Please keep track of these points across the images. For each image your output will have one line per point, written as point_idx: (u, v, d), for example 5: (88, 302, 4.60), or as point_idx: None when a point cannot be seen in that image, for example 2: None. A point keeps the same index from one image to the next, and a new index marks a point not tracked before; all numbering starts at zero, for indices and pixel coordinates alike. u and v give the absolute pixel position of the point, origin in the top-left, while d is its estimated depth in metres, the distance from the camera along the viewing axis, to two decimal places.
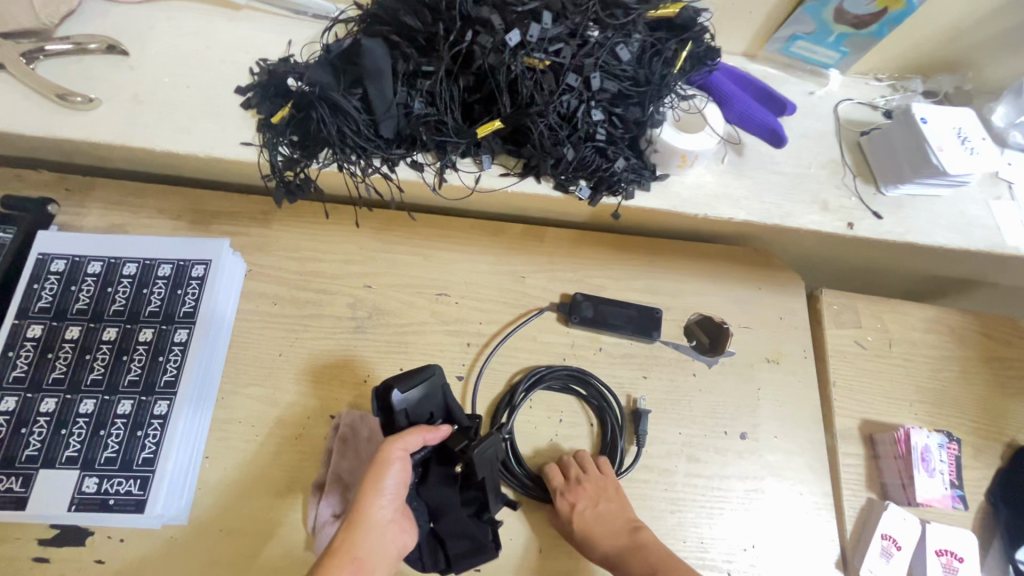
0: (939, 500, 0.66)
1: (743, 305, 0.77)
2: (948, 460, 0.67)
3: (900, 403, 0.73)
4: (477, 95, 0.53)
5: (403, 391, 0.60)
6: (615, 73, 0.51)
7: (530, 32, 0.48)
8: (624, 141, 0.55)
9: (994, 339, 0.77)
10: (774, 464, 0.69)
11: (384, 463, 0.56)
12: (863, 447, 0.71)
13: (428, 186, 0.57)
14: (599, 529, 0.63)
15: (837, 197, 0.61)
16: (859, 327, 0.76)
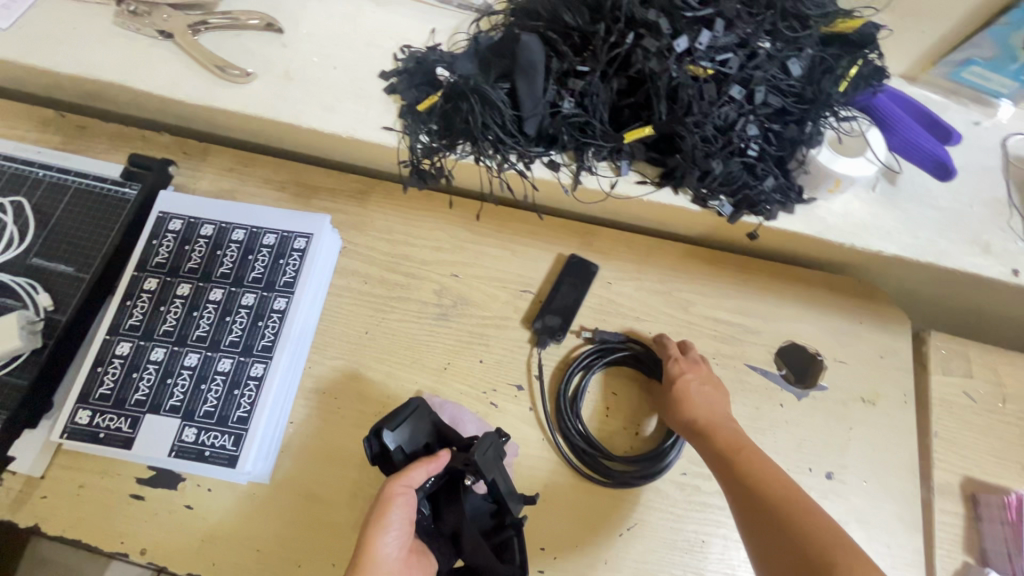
0: None
1: (841, 339, 0.73)
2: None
3: (1010, 465, 0.67)
4: (629, 100, 0.53)
5: (391, 428, 0.60)
6: (780, 88, 0.51)
7: (700, 39, 0.49)
8: (774, 159, 0.54)
9: None
10: (860, 510, 0.65)
11: (388, 501, 0.56)
12: (962, 506, 0.66)
13: (562, 186, 0.58)
14: (692, 401, 0.65)
15: (1000, 240, 0.58)
16: (970, 376, 0.71)
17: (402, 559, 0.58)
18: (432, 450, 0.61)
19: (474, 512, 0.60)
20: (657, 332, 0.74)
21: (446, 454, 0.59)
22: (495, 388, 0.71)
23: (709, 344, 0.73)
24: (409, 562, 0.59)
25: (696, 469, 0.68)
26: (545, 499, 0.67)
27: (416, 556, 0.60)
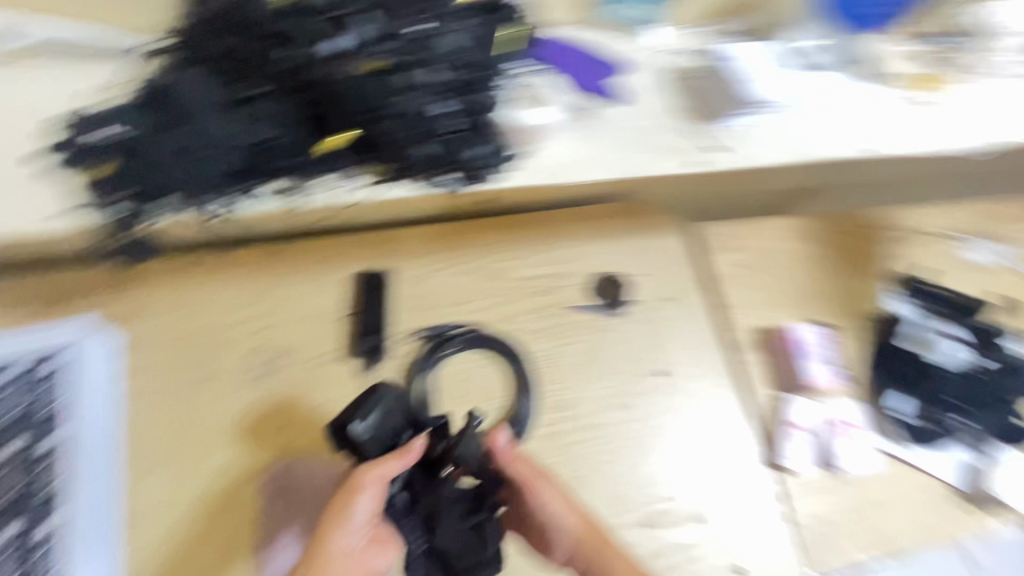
0: (824, 377, 0.76)
1: (637, 254, 0.81)
2: (826, 347, 0.78)
3: (782, 308, 0.82)
4: (316, 114, 0.62)
5: (362, 421, 0.60)
6: (442, 63, 0.59)
7: (354, 43, 0.58)
8: (464, 125, 0.63)
9: (852, 233, 0.87)
10: (692, 391, 0.76)
11: (357, 490, 0.57)
12: (762, 353, 0.79)
13: (284, 205, 0.65)
14: (567, 521, 0.62)
15: (679, 139, 0.69)
16: (737, 249, 0.84)
17: (359, 546, 0.58)
18: (404, 436, 0.62)
19: (451, 501, 0.60)
20: (484, 308, 0.76)
21: (422, 442, 0.59)
22: None
23: (532, 301, 0.77)
24: (369, 548, 0.58)
25: (556, 415, 0.73)
26: None
27: (377, 542, 0.59)
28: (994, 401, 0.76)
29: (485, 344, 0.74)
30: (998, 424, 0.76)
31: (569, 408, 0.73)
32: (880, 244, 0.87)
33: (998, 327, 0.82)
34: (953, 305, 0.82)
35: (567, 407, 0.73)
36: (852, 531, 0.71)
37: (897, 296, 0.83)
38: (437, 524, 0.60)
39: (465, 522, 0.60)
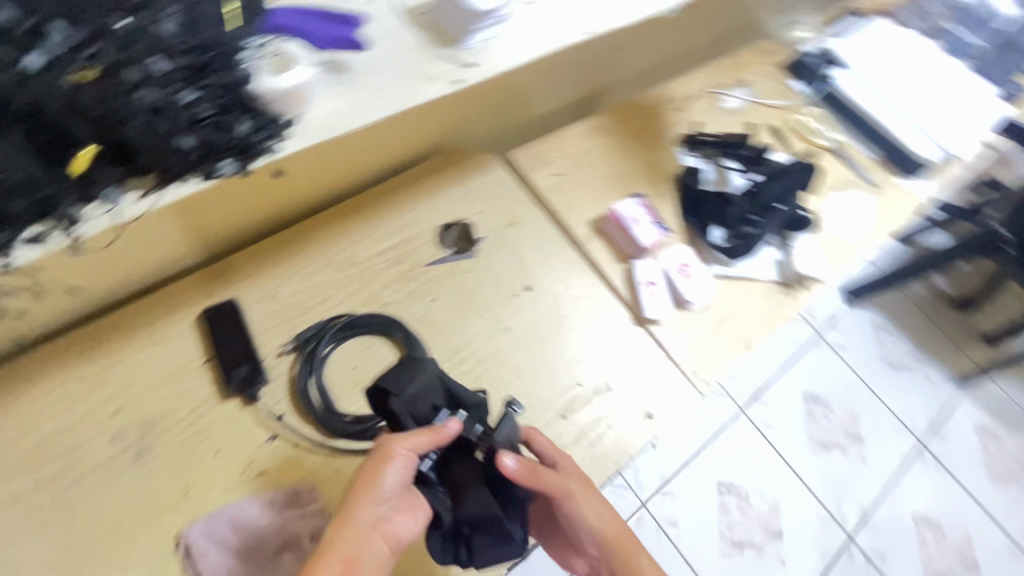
0: (657, 237, 0.87)
1: (465, 197, 0.87)
2: (645, 210, 0.89)
3: (602, 195, 0.92)
4: (46, 138, 0.51)
5: (399, 395, 0.61)
6: (166, 50, 0.54)
7: (54, 44, 0.50)
8: (230, 104, 0.57)
9: (627, 118, 1.02)
10: (559, 291, 0.83)
11: (387, 457, 0.58)
12: (602, 237, 0.89)
13: (63, 250, 0.55)
14: (596, 517, 0.63)
15: (435, 65, 0.68)
16: (548, 162, 0.94)
17: (386, 513, 0.56)
18: (440, 413, 0.63)
19: (473, 474, 0.62)
20: (345, 297, 0.77)
21: (454, 426, 0.60)
22: (252, 458, 0.66)
23: (389, 273, 0.80)
24: (397, 508, 0.57)
25: (452, 362, 0.76)
26: None
27: (405, 508, 0.58)
28: (775, 199, 0.92)
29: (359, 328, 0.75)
30: (783, 215, 0.92)
31: (461, 350, 0.77)
32: (650, 119, 1.03)
33: (756, 148, 1.01)
34: (720, 146, 1.00)
35: (459, 351, 0.77)
36: (722, 345, 0.84)
37: (683, 154, 1.00)
38: (461, 497, 0.61)
39: (489, 496, 0.61)
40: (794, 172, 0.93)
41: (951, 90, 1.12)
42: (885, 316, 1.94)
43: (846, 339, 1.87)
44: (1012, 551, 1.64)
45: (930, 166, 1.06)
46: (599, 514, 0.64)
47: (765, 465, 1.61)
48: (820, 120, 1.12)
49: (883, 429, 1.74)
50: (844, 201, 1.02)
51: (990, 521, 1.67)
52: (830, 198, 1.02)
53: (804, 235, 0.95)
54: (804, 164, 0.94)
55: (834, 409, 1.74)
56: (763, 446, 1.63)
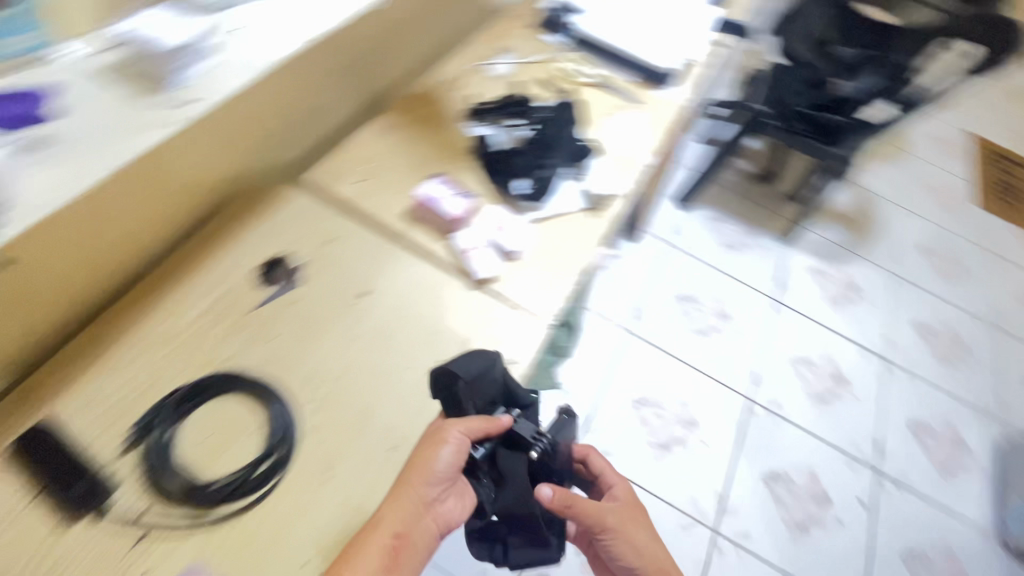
0: (464, 205, 0.92)
1: (273, 234, 0.88)
2: (448, 186, 0.93)
3: (407, 185, 0.96)
4: None
5: (465, 379, 0.70)
6: None
7: None
8: None
9: (405, 112, 1.08)
10: (394, 285, 0.86)
11: (441, 440, 0.67)
12: (420, 222, 0.93)
13: None
14: (626, 544, 0.75)
15: (151, 109, 0.69)
16: (345, 173, 0.96)
17: (432, 497, 0.67)
18: (496, 404, 0.74)
19: (513, 467, 0.70)
20: (174, 370, 0.74)
21: (508, 419, 0.71)
22: (122, 568, 0.61)
23: (215, 330, 0.78)
24: (445, 492, 0.68)
25: (310, 386, 0.75)
26: (265, 542, 0.65)
27: (456, 493, 0.70)
28: (556, 139, 1.05)
29: (200, 395, 0.72)
30: (569, 147, 1.06)
31: (316, 373, 0.76)
32: (427, 107, 1.10)
33: (523, 103, 1.11)
34: (496, 109, 1.09)
35: (314, 375, 0.76)
36: (556, 277, 0.92)
37: (470, 128, 1.07)
38: (505, 486, 0.70)
39: (529, 488, 0.70)
40: (561, 115, 1.09)
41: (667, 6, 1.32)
42: (712, 208, 2.23)
43: (691, 238, 2.12)
44: (865, 353, 1.98)
45: (674, 70, 1.23)
46: (646, 549, 0.75)
47: (664, 369, 1.78)
48: (578, 62, 1.26)
49: (743, 299, 2.01)
50: (619, 124, 1.18)
51: (842, 338, 2.00)
52: (605, 125, 1.16)
53: (593, 161, 1.08)
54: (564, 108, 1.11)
55: (702, 299, 1.96)
56: (657, 354, 1.81)
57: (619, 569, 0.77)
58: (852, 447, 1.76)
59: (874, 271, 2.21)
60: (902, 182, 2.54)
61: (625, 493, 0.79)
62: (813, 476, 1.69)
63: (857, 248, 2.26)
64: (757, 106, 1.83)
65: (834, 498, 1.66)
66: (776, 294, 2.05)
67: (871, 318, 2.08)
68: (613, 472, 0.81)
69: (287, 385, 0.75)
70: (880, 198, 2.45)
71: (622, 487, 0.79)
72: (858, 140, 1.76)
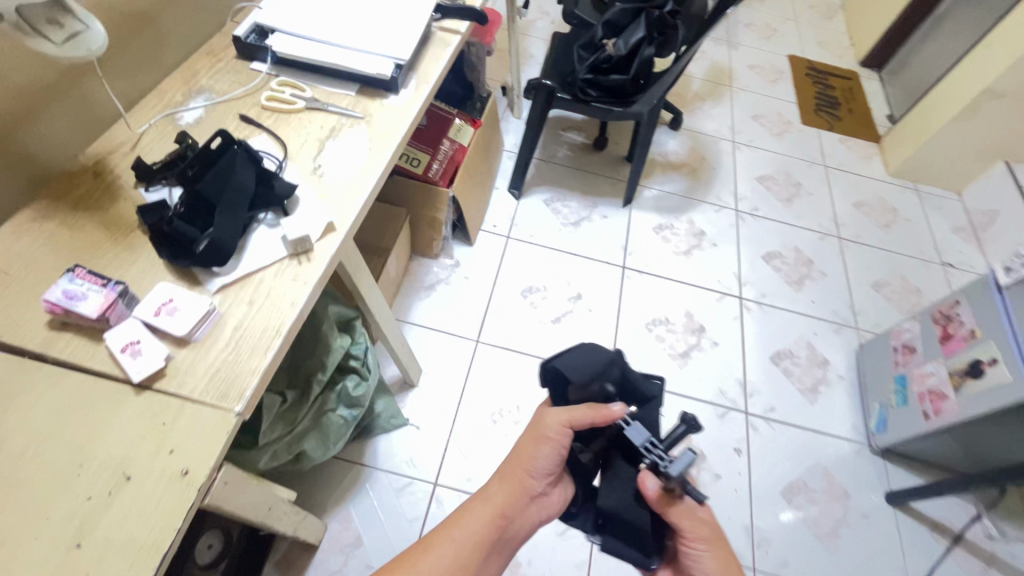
0: (106, 302, 0.76)
1: None
2: (85, 278, 0.77)
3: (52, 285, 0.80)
4: None
5: (571, 370, 0.92)
6: None
7: None
8: None
9: (63, 193, 0.91)
10: (29, 420, 0.70)
11: (544, 439, 0.89)
12: (71, 329, 0.77)
13: None
14: (709, 550, 0.85)
15: None
16: None
17: (543, 485, 0.91)
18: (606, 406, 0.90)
19: (625, 471, 0.89)
20: None
21: (618, 409, 0.86)
22: None
23: None
24: (558, 483, 0.93)
25: None
26: None
27: (565, 480, 0.94)
28: (221, 184, 0.86)
29: None
30: (244, 187, 0.87)
31: None
32: (94, 180, 0.93)
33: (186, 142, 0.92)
34: (164, 170, 0.91)
35: None
36: (250, 349, 0.80)
37: (146, 194, 0.92)
38: (609, 476, 0.89)
39: (630, 491, 0.87)
40: (223, 149, 0.88)
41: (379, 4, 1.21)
42: (551, 188, 2.17)
43: (533, 226, 2.05)
44: (721, 298, 1.97)
45: (393, 74, 1.12)
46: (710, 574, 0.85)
47: (520, 371, 1.71)
48: (291, 85, 1.13)
49: (592, 275, 1.96)
50: (341, 146, 1.06)
51: (695, 288, 1.98)
52: (324, 151, 1.04)
53: (302, 197, 0.96)
54: (224, 136, 0.88)
55: (552, 288, 1.90)
56: (510, 357, 1.73)
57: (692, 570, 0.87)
58: (720, 396, 1.75)
59: (719, 212, 2.22)
60: (734, 118, 2.58)
61: (725, 542, 0.86)
62: (686, 439, 1.66)
63: (698, 194, 2.26)
64: (546, 81, 1.74)
65: (708, 454, 1.64)
66: (624, 261, 2.01)
67: (723, 260, 2.08)
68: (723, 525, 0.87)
69: None
70: (714, 139, 2.48)
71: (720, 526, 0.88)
72: (650, 94, 1.71)
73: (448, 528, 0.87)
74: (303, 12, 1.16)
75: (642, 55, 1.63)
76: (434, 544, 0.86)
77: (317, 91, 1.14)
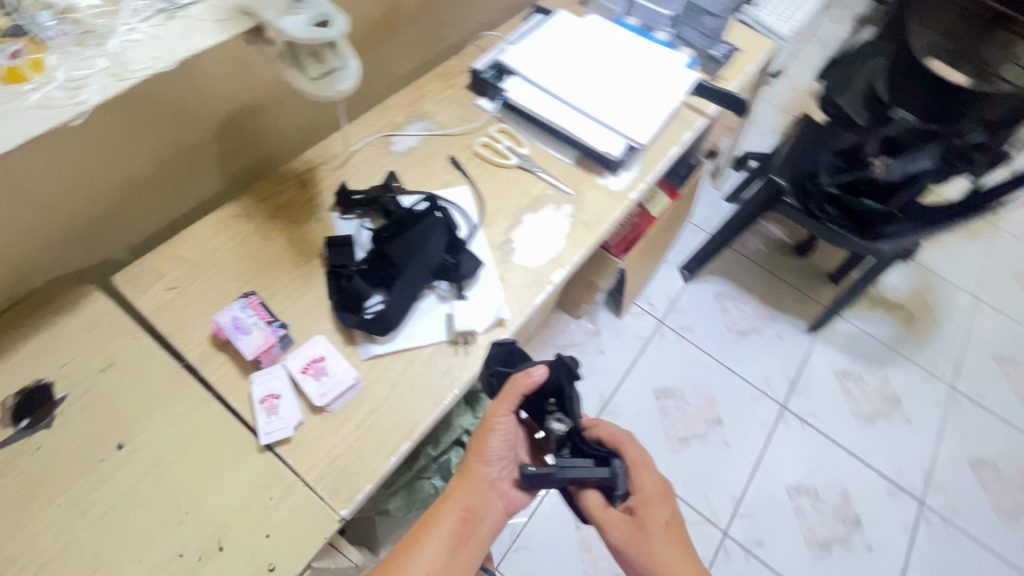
0: (265, 345, 0.72)
1: (47, 352, 0.73)
2: (256, 310, 0.74)
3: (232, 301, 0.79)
4: None
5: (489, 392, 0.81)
6: None
7: None
8: None
9: (269, 195, 0.90)
10: (161, 442, 0.69)
11: (494, 429, 0.72)
12: (225, 353, 0.75)
13: None
14: (638, 549, 0.67)
15: None
16: (162, 277, 0.80)
17: (500, 475, 0.75)
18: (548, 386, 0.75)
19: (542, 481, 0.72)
20: None
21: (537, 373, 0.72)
22: None
23: None
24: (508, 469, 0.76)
25: None
26: None
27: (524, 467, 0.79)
28: (411, 253, 0.79)
29: None
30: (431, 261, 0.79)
31: (17, 559, 0.61)
32: (298, 190, 0.91)
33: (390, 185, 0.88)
34: (366, 202, 0.87)
35: (14, 561, 0.61)
36: (376, 445, 0.71)
37: (338, 220, 0.88)
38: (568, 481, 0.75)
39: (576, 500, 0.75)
40: (425, 214, 0.82)
41: (631, 71, 1.07)
42: (729, 282, 1.88)
43: (692, 319, 1.80)
44: (894, 492, 1.58)
45: (621, 154, 0.98)
46: (661, 571, 0.66)
47: None
48: (510, 135, 1.04)
49: (741, 401, 1.67)
50: (540, 224, 0.94)
51: (864, 466, 1.61)
52: (521, 224, 0.94)
53: (483, 275, 0.86)
54: (431, 202, 0.83)
55: (690, 399, 1.66)
56: None
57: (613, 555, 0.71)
58: None
59: (927, 381, 1.78)
60: (988, 268, 2.05)
61: (650, 518, 0.69)
62: None
63: (908, 348, 1.82)
64: (779, 179, 1.48)
65: None
66: (786, 399, 1.69)
67: (913, 444, 1.66)
68: (643, 490, 0.70)
69: None
70: (950, 283, 1.99)
71: (652, 513, 0.69)
72: (906, 234, 1.36)
73: (407, 552, 0.67)
74: (549, 61, 1.06)
75: (919, 186, 1.29)
76: (396, 568, 0.66)
77: (534, 149, 1.03)
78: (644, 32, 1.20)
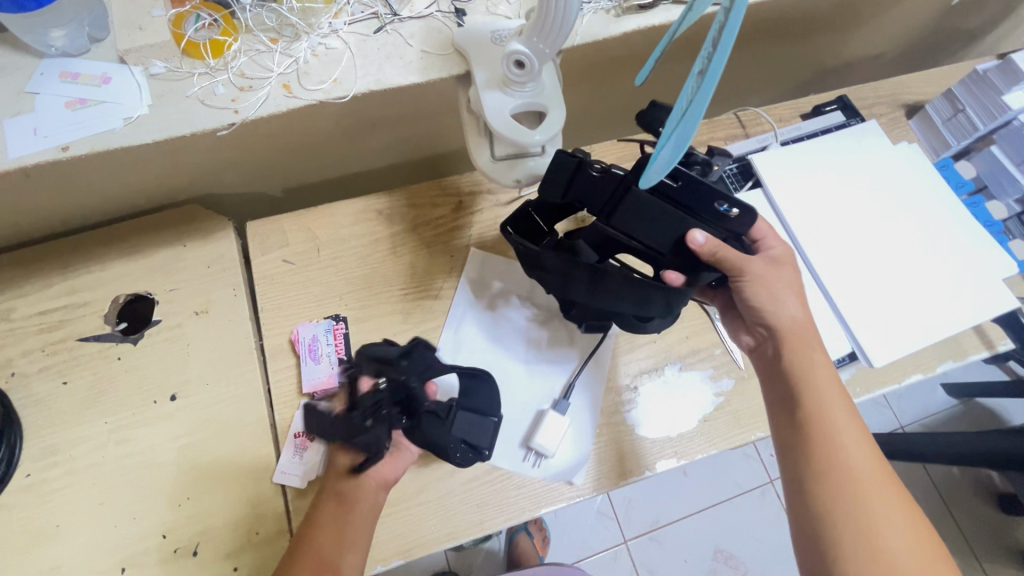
0: (326, 382, 0.70)
1: (166, 269, 0.75)
2: (336, 340, 0.72)
3: (327, 314, 0.74)
4: None
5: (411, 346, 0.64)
6: None
7: None
8: None
9: (421, 204, 0.80)
10: (203, 413, 0.69)
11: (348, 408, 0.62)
12: (295, 357, 0.71)
13: None
14: (790, 292, 0.60)
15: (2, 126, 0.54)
16: (286, 245, 0.77)
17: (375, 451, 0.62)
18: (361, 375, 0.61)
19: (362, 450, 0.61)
20: None
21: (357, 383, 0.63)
22: None
23: (38, 340, 0.71)
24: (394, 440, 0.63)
25: (41, 463, 0.66)
26: None
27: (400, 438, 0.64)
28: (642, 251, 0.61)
29: None
30: (624, 297, 0.59)
31: (59, 453, 0.67)
32: (450, 209, 0.80)
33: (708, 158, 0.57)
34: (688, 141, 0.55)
35: (56, 453, 0.67)
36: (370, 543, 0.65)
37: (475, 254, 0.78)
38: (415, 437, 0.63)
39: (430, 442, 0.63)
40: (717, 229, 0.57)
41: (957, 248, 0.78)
42: None
43: None
44: None
45: (832, 360, 0.73)
46: (784, 303, 0.60)
47: None
48: None
49: None
50: (680, 387, 0.74)
51: None
52: (660, 377, 0.75)
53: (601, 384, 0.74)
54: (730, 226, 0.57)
55: None
56: None
57: (747, 312, 0.61)
58: None
59: None
60: None
61: (786, 258, 0.62)
62: None
63: None
64: None
65: None
66: None
67: None
68: (776, 236, 0.63)
69: (34, 445, 0.67)
70: None
71: (783, 251, 0.62)
72: None
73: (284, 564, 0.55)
74: (808, 187, 0.80)
75: None
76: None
77: None
78: (970, 198, 0.85)
